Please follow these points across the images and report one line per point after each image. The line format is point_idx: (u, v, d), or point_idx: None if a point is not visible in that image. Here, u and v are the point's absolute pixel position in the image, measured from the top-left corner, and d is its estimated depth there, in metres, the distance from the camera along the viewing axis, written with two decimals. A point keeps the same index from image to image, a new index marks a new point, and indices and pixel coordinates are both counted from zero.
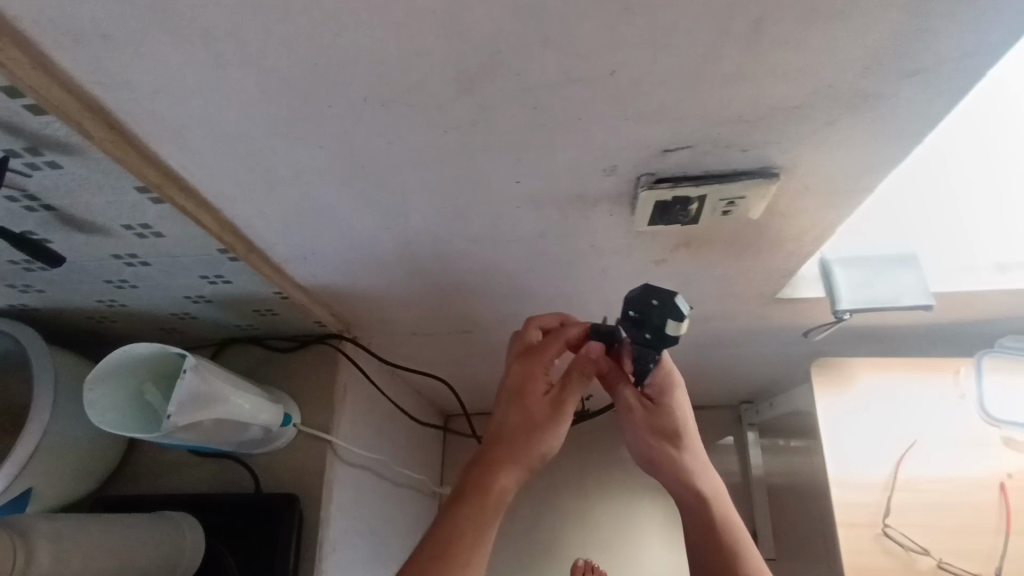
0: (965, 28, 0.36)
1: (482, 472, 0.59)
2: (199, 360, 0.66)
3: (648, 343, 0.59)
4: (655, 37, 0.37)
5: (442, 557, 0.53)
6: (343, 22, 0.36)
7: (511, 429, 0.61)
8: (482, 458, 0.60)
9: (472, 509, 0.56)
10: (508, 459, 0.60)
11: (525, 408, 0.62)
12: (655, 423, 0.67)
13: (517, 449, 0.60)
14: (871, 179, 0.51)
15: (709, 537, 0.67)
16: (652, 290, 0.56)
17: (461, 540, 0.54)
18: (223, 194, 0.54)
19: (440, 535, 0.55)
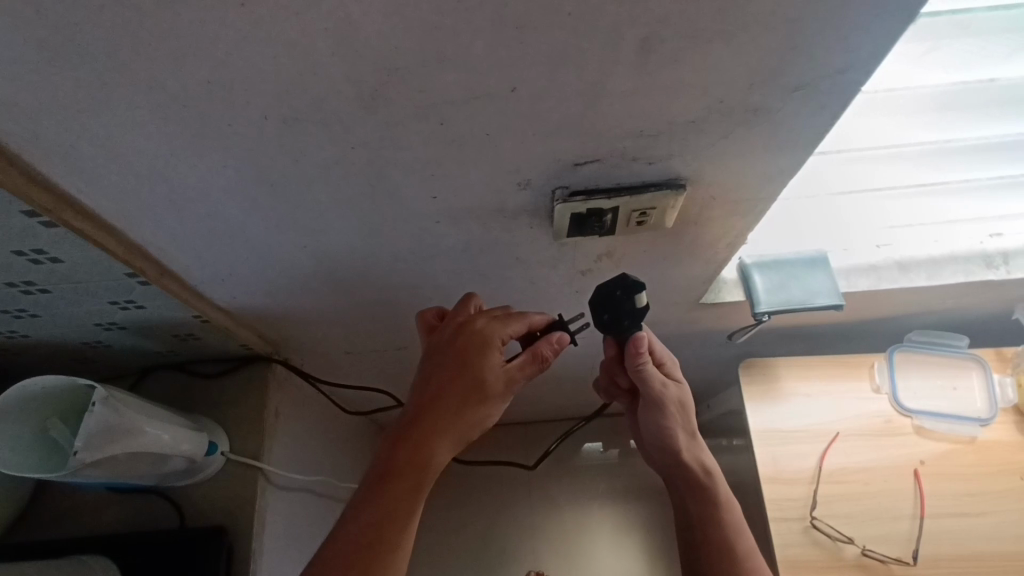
0: (836, 48, 0.39)
1: (414, 444, 0.56)
2: (110, 391, 0.63)
3: (629, 328, 0.63)
4: (551, 55, 0.38)
5: (374, 535, 0.52)
6: (233, 37, 0.35)
7: (451, 398, 0.57)
8: (416, 429, 0.56)
9: (404, 484, 0.54)
10: (444, 432, 0.57)
11: (470, 378, 0.58)
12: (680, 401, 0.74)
13: (455, 421, 0.57)
14: (771, 188, 0.54)
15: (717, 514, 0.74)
16: (608, 284, 0.60)
17: (394, 516, 0.53)
18: (126, 216, 0.52)
19: (371, 510, 0.53)
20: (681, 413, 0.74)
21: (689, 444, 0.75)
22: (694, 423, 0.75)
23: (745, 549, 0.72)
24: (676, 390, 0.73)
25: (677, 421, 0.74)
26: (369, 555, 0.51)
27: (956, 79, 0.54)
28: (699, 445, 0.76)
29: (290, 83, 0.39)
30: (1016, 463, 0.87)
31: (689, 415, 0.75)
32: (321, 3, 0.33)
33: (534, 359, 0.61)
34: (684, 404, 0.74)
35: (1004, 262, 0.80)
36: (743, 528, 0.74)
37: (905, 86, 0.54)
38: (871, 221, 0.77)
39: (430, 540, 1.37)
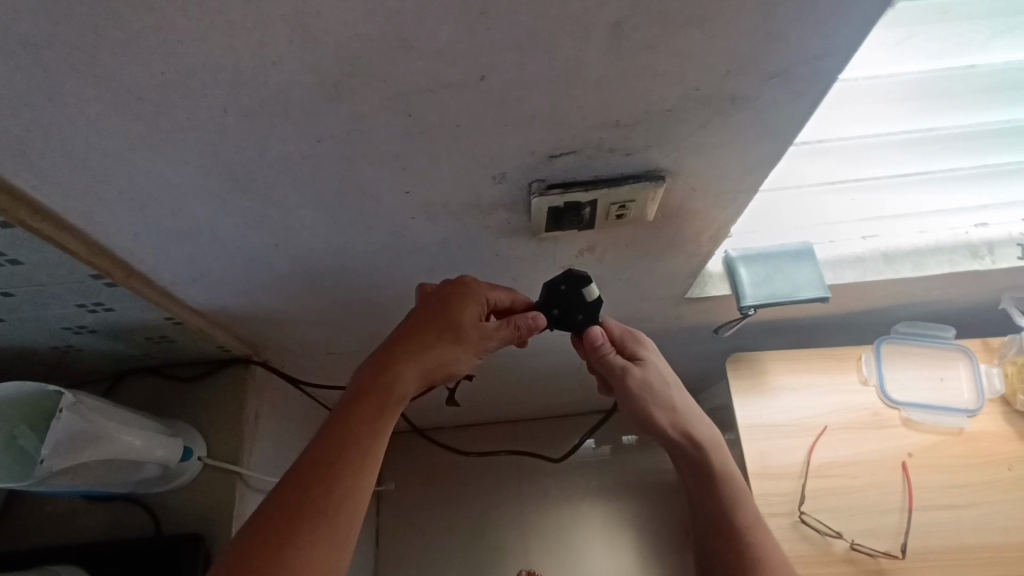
0: (813, 31, 0.38)
1: (379, 377, 0.55)
2: (78, 397, 0.61)
3: (584, 320, 0.65)
4: (520, 41, 0.36)
5: (335, 459, 0.51)
6: (185, 25, 0.34)
7: (423, 333, 0.57)
8: (382, 365, 0.56)
9: (369, 415, 0.54)
10: (412, 367, 0.56)
11: (443, 316, 0.57)
12: (648, 378, 0.70)
13: (422, 355, 0.56)
14: (752, 178, 0.53)
15: (712, 492, 0.71)
16: (553, 280, 0.62)
17: (358, 447, 0.52)
18: (87, 215, 0.50)
19: (334, 438, 0.52)
20: (650, 395, 0.71)
21: (669, 420, 0.72)
22: (673, 398, 0.71)
23: (746, 524, 0.70)
24: (639, 372, 0.70)
25: (649, 400, 0.71)
26: (326, 478, 0.50)
27: (935, 67, 0.53)
28: (686, 421, 0.72)
29: (249, 74, 0.37)
30: (1004, 454, 0.86)
31: (671, 390, 0.71)
32: None
33: (511, 325, 0.59)
34: (655, 383, 0.70)
35: (990, 253, 0.79)
36: (744, 501, 0.71)
37: (883, 74, 0.53)
38: (854, 210, 0.76)
39: (420, 540, 1.36)
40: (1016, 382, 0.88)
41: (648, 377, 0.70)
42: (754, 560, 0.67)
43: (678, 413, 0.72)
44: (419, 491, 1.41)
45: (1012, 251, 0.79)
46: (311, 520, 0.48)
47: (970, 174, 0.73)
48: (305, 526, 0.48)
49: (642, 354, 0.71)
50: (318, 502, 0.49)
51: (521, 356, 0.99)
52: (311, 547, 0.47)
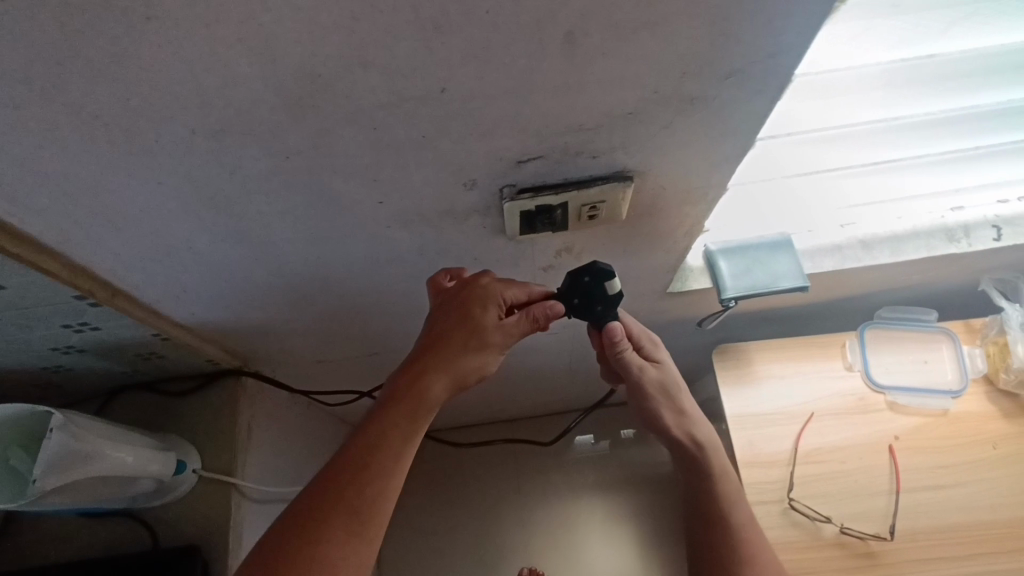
0: (762, 31, 0.39)
1: (411, 381, 0.55)
2: (68, 416, 0.62)
3: (603, 314, 0.62)
4: (475, 53, 0.37)
5: (367, 460, 0.52)
6: (145, 53, 0.35)
7: (450, 339, 0.55)
8: (414, 370, 0.55)
9: (400, 419, 0.53)
10: (443, 373, 0.55)
11: (467, 321, 0.56)
12: (664, 380, 0.72)
13: (451, 361, 0.55)
14: (720, 174, 0.54)
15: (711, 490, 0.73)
16: (577, 271, 0.59)
17: (390, 449, 0.52)
18: (66, 239, 0.51)
19: (366, 439, 0.53)
20: (660, 397, 0.72)
21: (676, 422, 0.73)
22: (680, 401, 0.73)
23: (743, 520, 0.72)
24: (655, 371, 0.71)
25: (659, 401, 0.72)
26: (357, 478, 0.51)
27: (898, 56, 0.54)
28: (689, 421, 0.74)
29: (213, 96, 0.38)
30: (989, 433, 0.87)
31: (679, 393, 0.73)
32: (228, 12, 0.33)
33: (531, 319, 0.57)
34: (669, 385, 0.72)
35: (966, 235, 0.80)
36: (740, 500, 0.74)
37: (848, 65, 0.53)
38: (830, 197, 0.76)
39: (422, 542, 1.37)
40: (998, 362, 0.89)
41: (663, 379, 0.71)
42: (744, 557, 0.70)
43: (684, 414, 0.73)
44: (419, 494, 1.42)
45: (987, 233, 0.80)
46: (343, 519, 0.49)
47: (946, 158, 0.73)
48: (336, 523, 0.49)
49: (658, 355, 0.72)
50: (349, 500, 0.50)
51: (511, 357, 1.00)
52: (343, 544, 0.48)
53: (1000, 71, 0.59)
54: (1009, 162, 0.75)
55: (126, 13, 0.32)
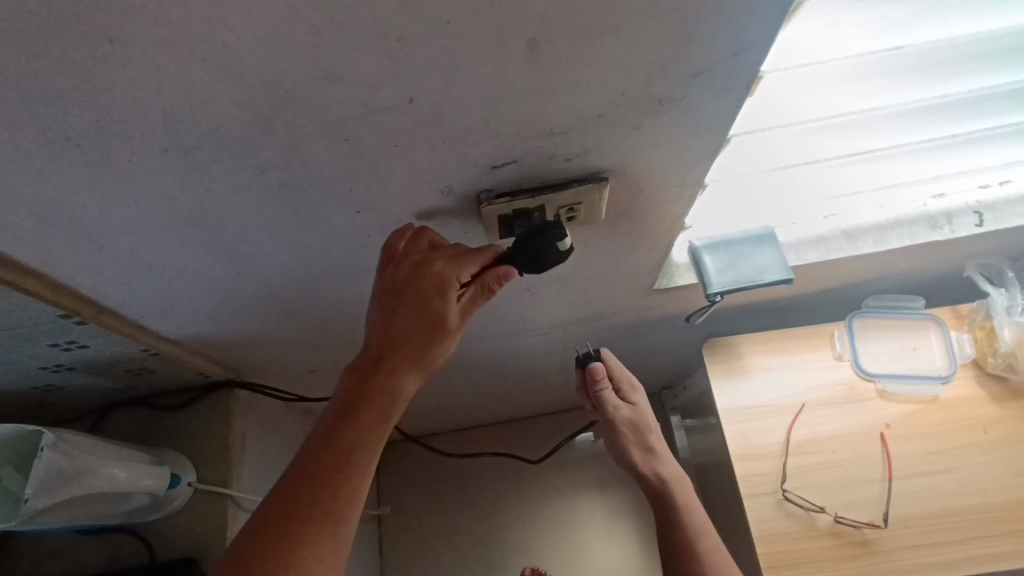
0: (724, 32, 0.39)
1: (377, 376, 0.50)
2: (59, 435, 0.62)
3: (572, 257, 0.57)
4: (441, 63, 0.38)
5: (339, 463, 0.48)
6: (111, 74, 0.35)
7: (412, 331, 0.51)
8: (379, 365, 0.51)
9: (373, 425, 0.50)
10: (413, 368, 0.51)
11: (429, 306, 0.51)
12: (634, 418, 0.78)
13: (417, 354, 0.51)
14: (695, 171, 0.55)
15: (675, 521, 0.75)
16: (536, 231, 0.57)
17: (363, 449, 0.49)
18: (47, 260, 0.51)
19: (333, 441, 0.48)
20: (632, 435, 0.78)
21: (643, 457, 0.78)
22: (649, 439, 0.78)
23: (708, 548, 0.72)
24: (627, 411, 0.77)
25: (629, 438, 0.78)
26: (331, 481, 0.47)
27: (885, 47, 0.52)
28: (658, 457, 0.78)
29: (182, 113, 0.39)
30: (979, 418, 0.88)
31: (650, 432, 0.78)
32: (192, 33, 0.33)
33: (483, 289, 0.53)
34: (638, 423, 0.78)
35: (948, 222, 0.81)
36: (706, 530, 0.74)
37: (833, 58, 0.52)
38: (817, 191, 0.74)
39: (423, 545, 1.37)
40: (986, 346, 0.90)
41: (634, 418, 0.78)
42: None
43: (652, 451, 0.78)
44: (419, 497, 1.42)
45: (968, 219, 0.80)
46: (317, 526, 0.45)
47: (936, 147, 0.70)
48: (313, 530, 0.45)
49: (633, 398, 0.78)
50: (325, 504, 0.46)
51: (503, 358, 1.00)
52: (322, 553, 0.45)
53: (983, 57, 0.57)
54: (998, 148, 0.73)
55: (90, 37, 0.32)
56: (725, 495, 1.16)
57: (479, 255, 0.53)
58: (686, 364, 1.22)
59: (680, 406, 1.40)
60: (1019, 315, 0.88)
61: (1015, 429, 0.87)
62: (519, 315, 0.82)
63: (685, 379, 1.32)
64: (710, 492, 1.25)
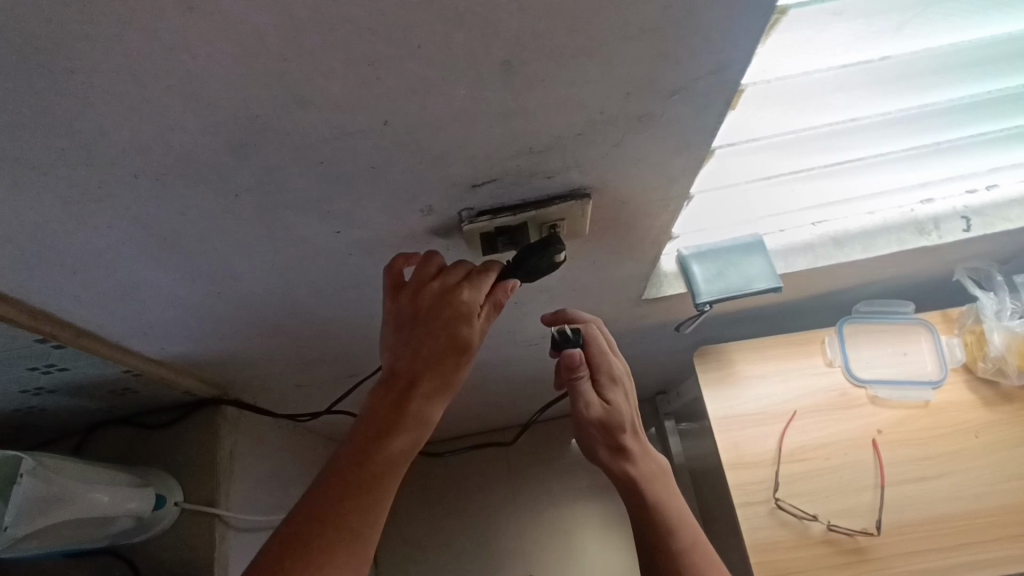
0: (701, 49, 0.38)
1: (409, 400, 0.50)
2: (37, 461, 0.61)
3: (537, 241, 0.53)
4: (413, 87, 0.37)
5: (368, 483, 0.47)
6: (74, 104, 0.34)
7: (436, 353, 0.51)
8: (410, 389, 0.50)
9: (406, 446, 0.49)
10: (441, 391, 0.51)
11: (453, 332, 0.51)
12: (608, 418, 0.72)
13: (443, 377, 0.51)
14: (679, 186, 0.54)
15: (651, 521, 0.72)
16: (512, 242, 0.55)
17: (392, 470, 0.48)
18: (22, 287, 0.51)
19: (361, 465, 0.47)
20: (604, 434, 0.73)
21: (616, 458, 0.74)
22: (622, 440, 0.73)
23: (686, 546, 0.70)
24: (600, 410, 0.72)
25: (597, 437, 0.74)
26: (359, 500, 0.46)
27: (871, 56, 0.52)
28: (631, 457, 0.74)
29: (151, 141, 0.38)
30: (970, 422, 0.88)
31: (623, 433, 0.73)
32: (155, 62, 0.32)
33: (495, 307, 0.53)
34: (613, 424, 0.72)
35: (936, 228, 0.80)
36: (685, 529, 0.72)
37: (818, 68, 0.51)
38: (804, 199, 0.73)
39: (418, 556, 1.36)
40: (977, 351, 0.90)
41: (610, 418, 0.72)
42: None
43: (625, 452, 0.74)
44: (412, 507, 1.41)
45: (956, 224, 0.80)
46: (345, 543, 0.45)
47: (925, 154, 0.69)
48: (340, 549, 0.44)
49: (608, 394, 0.72)
50: (354, 523, 0.45)
51: (493, 369, 1.00)
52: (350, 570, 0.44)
53: (968, 65, 0.57)
54: (986, 154, 0.73)
55: (49, 68, 0.32)
56: (720, 501, 1.16)
57: (490, 274, 0.53)
58: (678, 370, 1.22)
59: (674, 411, 1.39)
60: (1009, 320, 0.88)
61: (1007, 433, 0.87)
62: (508, 326, 0.81)
63: (678, 385, 1.32)
64: (706, 498, 1.24)
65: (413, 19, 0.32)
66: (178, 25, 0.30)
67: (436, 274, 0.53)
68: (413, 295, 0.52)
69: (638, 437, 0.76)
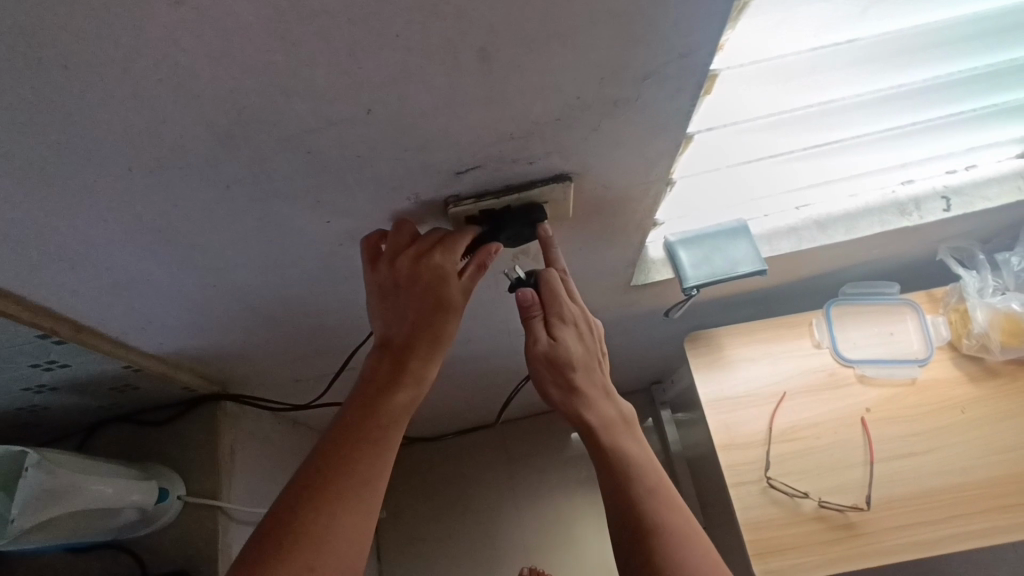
0: (669, 33, 0.40)
1: (407, 360, 0.53)
2: (43, 454, 0.62)
3: (521, 219, 0.55)
4: (393, 75, 0.38)
5: (374, 434, 0.50)
6: (69, 99, 0.36)
7: (422, 313, 0.53)
8: (406, 351, 0.53)
9: (409, 403, 0.53)
10: (435, 349, 0.54)
11: (436, 293, 0.53)
12: (556, 357, 0.69)
13: (433, 334, 0.54)
14: (658, 169, 0.56)
15: (608, 464, 0.69)
16: (498, 214, 0.56)
17: (395, 423, 0.52)
18: (23, 283, 0.52)
19: (367, 419, 0.50)
20: (552, 372, 0.70)
21: (569, 399, 0.71)
22: (572, 377, 0.70)
23: (648, 485, 0.68)
24: (546, 346, 0.69)
25: (547, 376, 0.71)
26: (366, 451, 0.49)
27: (841, 37, 0.53)
28: (587, 402, 0.71)
29: (145, 135, 0.39)
30: (956, 399, 0.89)
31: (573, 371, 0.70)
32: (146, 56, 0.34)
33: (478, 268, 0.55)
34: (565, 362, 0.69)
35: (916, 208, 0.82)
36: (647, 472, 0.69)
37: (789, 50, 0.53)
38: (786, 181, 0.75)
39: (420, 550, 1.38)
40: (961, 328, 0.91)
41: (557, 356, 0.69)
42: (647, 531, 0.64)
43: (578, 392, 0.71)
44: (413, 501, 1.42)
45: (936, 204, 0.82)
46: (351, 487, 0.47)
47: (902, 134, 0.71)
48: (349, 496, 0.47)
49: (558, 332, 0.69)
50: (362, 471, 0.48)
51: (488, 360, 1.01)
52: (356, 511, 0.46)
53: (939, 43, 0.58)
54: (962, 132, 0.74)
55: (43, 64, 0.33)
56: (717, 485, 1.17)
57: (464, 239, 0.54)
58: (672, 358, 1.24)
59: (670, 399, 1.41)
60: (990, 296, 0.90)
61: (993, 409, 0.88)
62: (498, 316, 0.83)
63: (673, 373, 1.33)
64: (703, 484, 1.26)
65: (390, 10, 0.34)
66: (167, 21, 0.32)
67: (411, 240, 0.53)
68: (390, 265, 0.52)
69: (596, 381, 0.73)
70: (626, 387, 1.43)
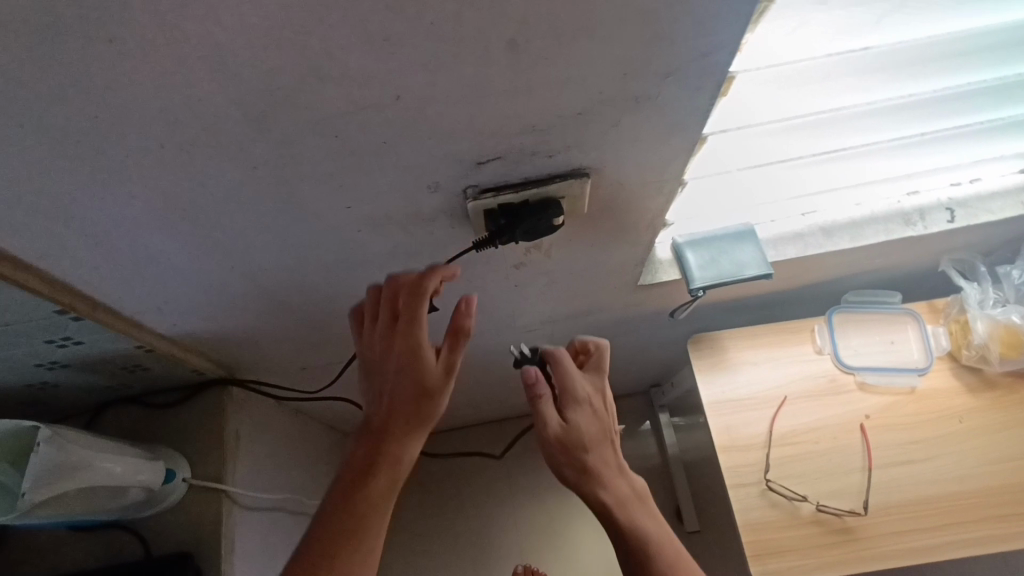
0: (693, 32, 0.41)
1: (388, 437, 0.56)
2: (55, 429, 0.63)
3: (536, 212, 0.56)
4: (424, 62, 0.40)
5: (358, 514, 0.53)
6: (109, 74, 0.37)
7: (403, 387, 0.57)
8: (389, 427, 0.57)
9: (392, 482, 0.56)
10: (415, 427, 0.57)
11: (412, 370, 0.56)
12: (567, 436, 0.71)
13: (414, 408, 0.57)
14: (673, 168, 0.57)
15: (628, 541, 0.69)
16: (515, 207, 0.56)
17: (379, 499, 0.55)
18: (45, 257, 0.53)
19: (353, 499, 0.54)
20: (566, 454, 0.71)
21: (586, 480, 0.71)
22: (587, 457, 0.71)
23: (667, 555, 0.68)
24: (557, 428, 0.71)
25: (563, 458, 0.71)
26: (350, 533, 0.52)
27: (856, 45, 0.55)
28: (605, 480, 0.71)
29: (179, 112, 0.40)
30: (954, 408, 0.91)
31: (586, 450, 0.71)
32: (188, 34, 0.35)
33: (455, 336, 0.57)
34: (577, 442, 0.71)
35: (921, 218, 0.84)
36: (666, 543, 0.69)
37: (805, 56, 0.54)
38: (794, 188, 0.76)
39: (416, 545, 1.38)
40: (961, 339, 0.93)
41: (569, 435, 0.71)
42: None
43: (596, 472, 0.71)
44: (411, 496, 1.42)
45: (941, 215, 0.84)
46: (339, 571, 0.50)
47: (910, 145, 0.72)
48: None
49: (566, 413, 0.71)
50: (346, 558, 0.51)
51: (493, 356, 1.02)
52: None
53: (950, 56, 0.60)
54: (968, 145, 0.76)
55: (89, 37, 0.34)
56: None
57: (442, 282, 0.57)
58: (673, 361, 1.25)
59: (669, 403, 1.42)
60: (990, 308, 0.92)
61: (990, 420, 0.90)
62: (506, 311, 0.84)
63: (673, 377, 1.34)
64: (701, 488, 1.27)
65: None
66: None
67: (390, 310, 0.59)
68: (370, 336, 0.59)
69: (611, 458, 0.74)
70: (626, 390, 1.44)
